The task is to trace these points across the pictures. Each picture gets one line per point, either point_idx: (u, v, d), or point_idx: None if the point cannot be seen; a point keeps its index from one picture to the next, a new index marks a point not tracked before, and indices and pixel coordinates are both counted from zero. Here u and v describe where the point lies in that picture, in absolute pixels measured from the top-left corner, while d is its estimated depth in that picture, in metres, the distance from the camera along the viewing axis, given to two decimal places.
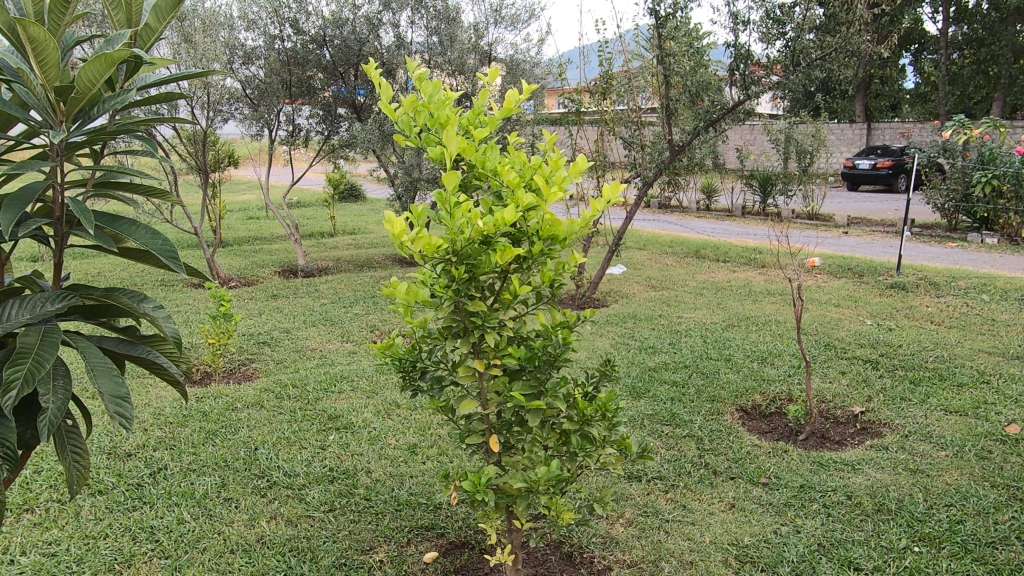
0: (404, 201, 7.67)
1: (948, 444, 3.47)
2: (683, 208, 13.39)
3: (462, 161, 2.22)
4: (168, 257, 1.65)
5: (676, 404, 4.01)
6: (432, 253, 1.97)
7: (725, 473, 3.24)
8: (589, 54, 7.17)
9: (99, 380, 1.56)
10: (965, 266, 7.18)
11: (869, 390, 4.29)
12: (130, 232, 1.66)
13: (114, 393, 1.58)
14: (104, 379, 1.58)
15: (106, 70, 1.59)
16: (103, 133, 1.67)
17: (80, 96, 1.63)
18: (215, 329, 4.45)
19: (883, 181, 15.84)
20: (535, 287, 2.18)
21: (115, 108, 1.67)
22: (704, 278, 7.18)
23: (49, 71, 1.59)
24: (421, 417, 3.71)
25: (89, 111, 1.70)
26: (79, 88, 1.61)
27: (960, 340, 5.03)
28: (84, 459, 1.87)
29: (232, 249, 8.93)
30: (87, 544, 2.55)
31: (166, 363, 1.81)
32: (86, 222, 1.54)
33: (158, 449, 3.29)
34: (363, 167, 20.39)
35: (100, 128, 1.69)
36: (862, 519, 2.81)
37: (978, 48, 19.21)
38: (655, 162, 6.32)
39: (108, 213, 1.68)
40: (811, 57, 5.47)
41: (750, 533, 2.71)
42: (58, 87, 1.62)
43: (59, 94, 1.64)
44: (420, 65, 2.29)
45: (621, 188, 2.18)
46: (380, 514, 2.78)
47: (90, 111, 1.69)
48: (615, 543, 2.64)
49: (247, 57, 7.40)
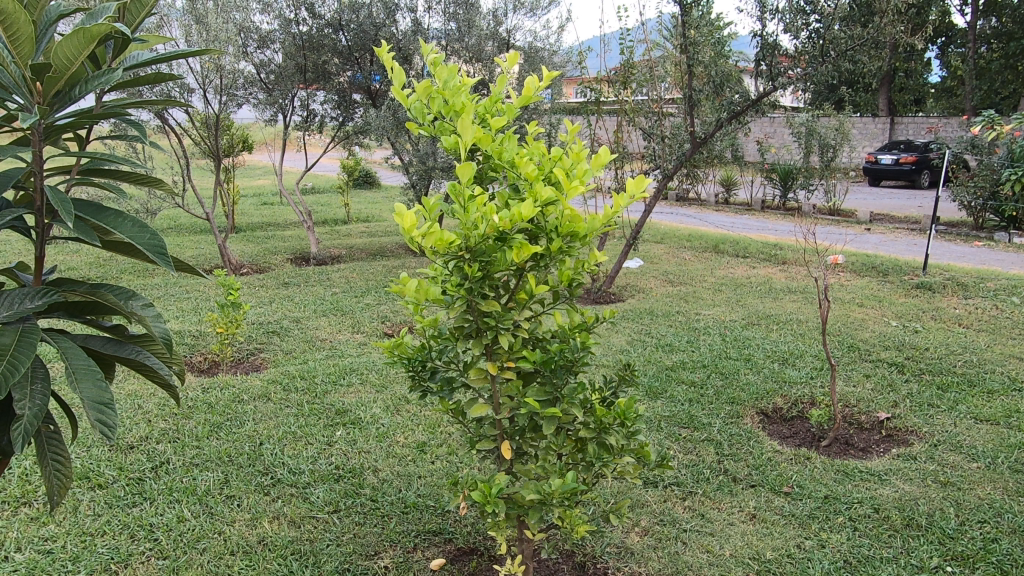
0: (418, 189, 7.56)
1: (979, 455, 3.33)
2: (701, 201, 13.18)
3: (477, 151, 2.09)
4: (155, 253, 1.54)
5: (694, 405, 3.88)
6: (444, 250, 1.85)
7: (745, 481, 3.11)
8: (610, 42, 6.92)
9: (80, 386, 1.46)
10: (991, 267, 6.98)
11: (895, 395, 4.14)
12: (116, 225, 1.55)
13: (96, 399, 1.48)
14: (86, 384, 1.48)
15: (84, 46, 1.46)
16: (88, 116, 1.58)
17: (57, 75, 1.51)
18: (222, 318, 4.37)
19: (905, 177, 15.56)
20: (552, 287, 2.05)
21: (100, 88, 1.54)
22: (723, 274, 7.02)
23: (23, 49, 1.47)
24: (430, 414, 3.61)
25: (70, 92, 1.58)
26: (56, 66, 1.49)
27: (989, 345, 4.85)
28: (65, 468, 1.78)
29: (244, 235, 8.86)
30: (84, 541, 2.47)
31: (156, 365, 1.70)
32: (64, 213, 1.43)
33: (161, 442, 3.21)
34: (378, 153, 20.32)
35: (85, 110, 1.59)
36: (890, 534, 2.67)
37: (1007, 42, 18.83)
38: (675, 155, 6.16)
39: (92, 204, 1.57)
40: (841, 48, 5.24)
41: (772, 547, 2.59)
42: (34, 66, 1.49)
43: (36, 72, 1.52)
44: (435, 49, 2.18)
45: (647, 185, 2.05)
46: (386, 516, 2.68)
47: (70, 92, 1.57)
48: (630, 554, 2.53)
49: (262, 41, 7.27)
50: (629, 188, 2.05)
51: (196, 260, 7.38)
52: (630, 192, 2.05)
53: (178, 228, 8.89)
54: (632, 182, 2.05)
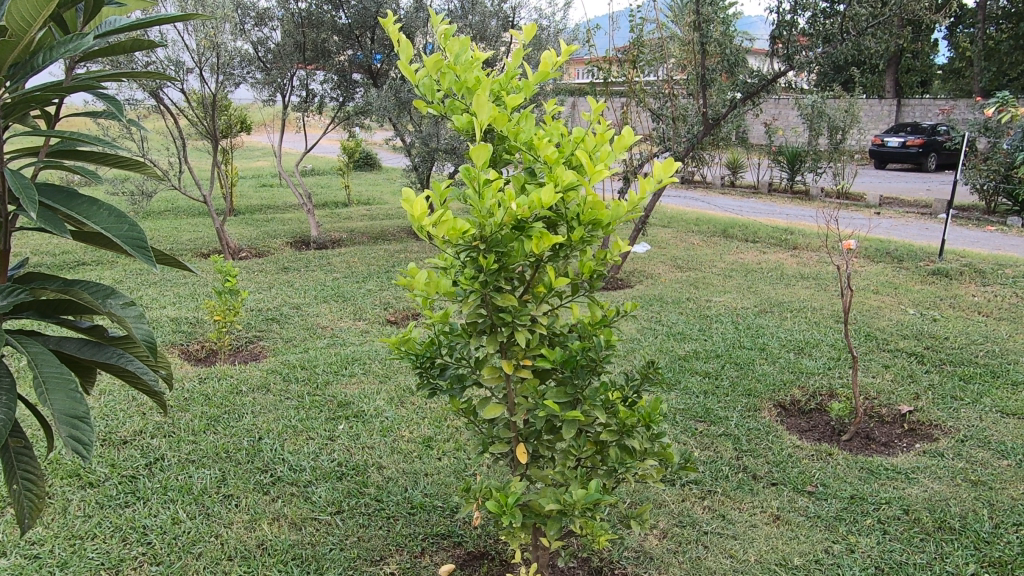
0: (421, 172, 7.38)
1: (1009, 452, 3.19)
2: (706, 183, 12.98)
3: (492, 132, 1.93)
4: (132, 246, 1.39)
5: (709, 398, 3.74)
6: (457, 239, 1.69)
7: (766, 479, 2.98)
8: (618, 20, 6.78)
9: (52, 400, 1.38)
10: (1007, 253, 6.83)
11: (916, 387, 4.01)
12: (89, 214, 1.40)
13: (69, 412, 1.39)
14: (58, 397, 1.39)
15: (45, 6, 1.32)
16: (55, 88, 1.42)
17: (15, 42, 1.36)
18: (220, 305, 4.22)
19: (913, 160, 15.35)
20: (572, 280, 1.90)
21: (67, 56, 1.38)
22: (732, 259, 6.85)
23: None
24: (436, 407, 3.48)
25: (34, 62, 1.42)
26: (12, 31, 1.34)
27: (1011, 334, 4.71)
28: (37, 488, 1.71)
29: (243, 218, 8.69)
30: (73, 545, 2.34)
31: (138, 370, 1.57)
32: (27, 202, 1.28)
33: (155, 437, 3.08)
34: (378, 135, 20.08)
35: (51, 82, 1.43)
36: (922, 538, 2.55)
37: (1017, 22, 18.53)
38: (686, 138, 5.97)
39: (61, 191, 1.42)
40: (860, 26, 5.05)
41: (799, 552, 2.46)
42: None
43: None
44: (445, 21, 2.01)
45: (675, 168, 1.88)
46: (391, 518, 2.55)
47: (34, 61, 1.42)
48: (649, 559, 2.40)
49: (259, 18, 7.10)
50: (658, 173, 1.89)
51: (194, 244, 7.23)
52: (658, 177, 1.89)
53: (175, 211, 8.71)
54: (661, 166, 1.89)
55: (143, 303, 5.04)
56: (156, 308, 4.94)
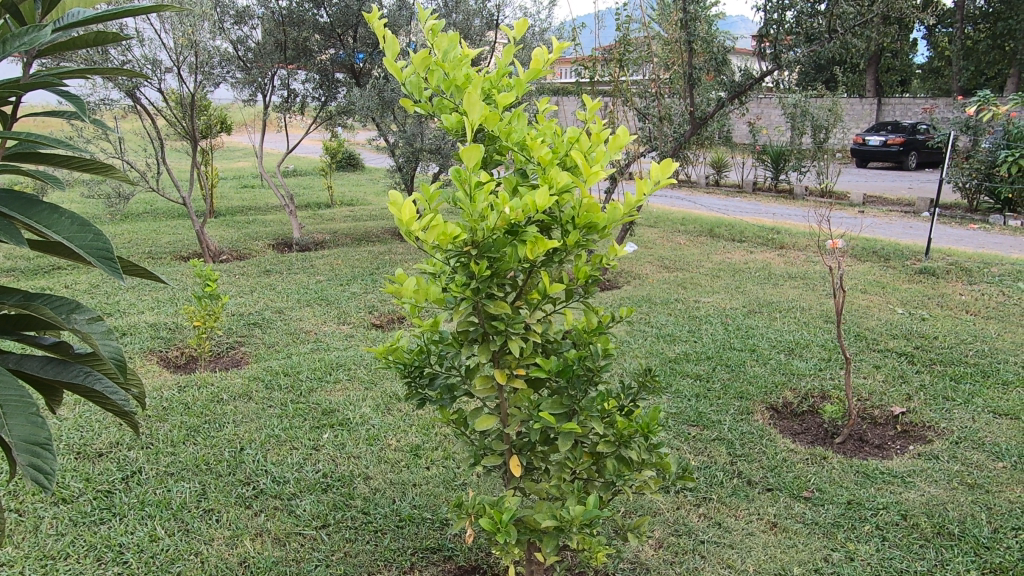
0: (405, 172, 7.28)
1: (1004, 454, 3.16)
2: (691, 182, 12.98)
3: (482, 131, 1.85)
4: (96, 257, 1.30)
5: (701, 401, 3.68)
6: (447, 245, 1.61)
7: (761, 484, 2.93)
8: (604, 19, 6.69)
9: (10, 424, 1.32)
10: (991, 251, 6.86)
11: (908, 388, 3.98)
12: (51, 224, 1.32)
13: (27, 435, 1.33)
14: (17, 421, 1.33)
15: None
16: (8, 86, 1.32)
17: None
18: (199, 311, 4.10)
19: (894, 158, 15.46)
20: (567, 285, 1.83)
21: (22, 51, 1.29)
22: (720, 259, 6.82)
23: None
24: (424, 414, 3.40)
25: None
26: None
27: (999, 333, 4.70)
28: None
29: (223, 220, 8.55)
30: (44, 566, 2.24)
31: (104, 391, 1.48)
32: None
33: (132, 449, 2.97)
34: (361, 134, 19.93)
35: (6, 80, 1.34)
36: (921, 545, 2.50)
37: (994, 22, 18.71)
38: (674, 137, 5.92)
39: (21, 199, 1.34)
40: (848, 24, 4.99)
41: (798, 561, 2.40)
42: None
43: None
44: (432, 17, 1.93)
45: (673, 169, 1.81)
46: (379, 532, 2.46)
47: None
48: (646, 571, 2.34)
49: (239, 17, 6.92)
50: (655, 175, 1.82)
51: (174, 247, 7.08)
52: (656, 178, 1.82)
53: (154, 213, 8.55)
54: (659, 167, 1.82)
55: (120, 308, 4.91)
56: (133, 313, 4.81)
